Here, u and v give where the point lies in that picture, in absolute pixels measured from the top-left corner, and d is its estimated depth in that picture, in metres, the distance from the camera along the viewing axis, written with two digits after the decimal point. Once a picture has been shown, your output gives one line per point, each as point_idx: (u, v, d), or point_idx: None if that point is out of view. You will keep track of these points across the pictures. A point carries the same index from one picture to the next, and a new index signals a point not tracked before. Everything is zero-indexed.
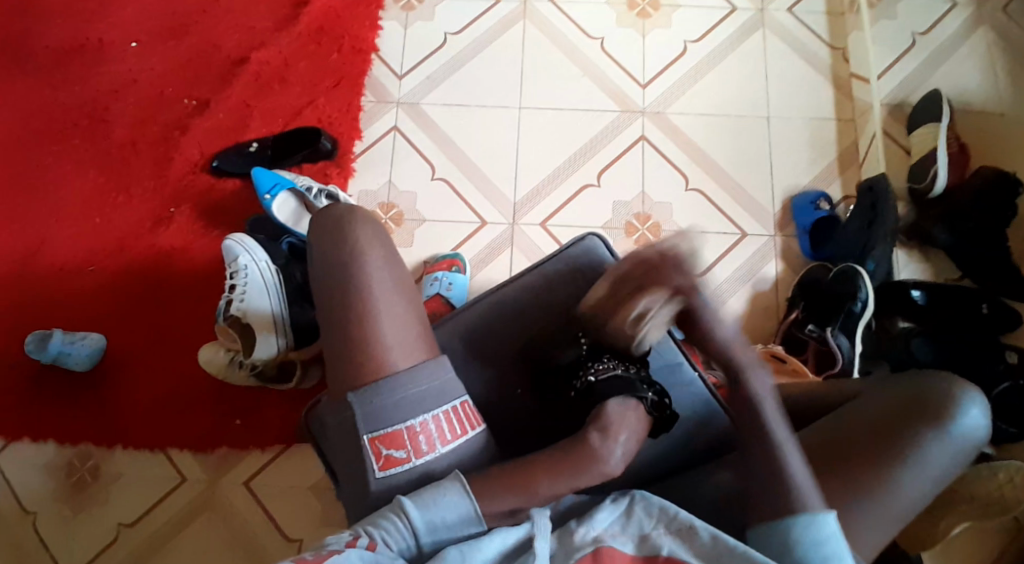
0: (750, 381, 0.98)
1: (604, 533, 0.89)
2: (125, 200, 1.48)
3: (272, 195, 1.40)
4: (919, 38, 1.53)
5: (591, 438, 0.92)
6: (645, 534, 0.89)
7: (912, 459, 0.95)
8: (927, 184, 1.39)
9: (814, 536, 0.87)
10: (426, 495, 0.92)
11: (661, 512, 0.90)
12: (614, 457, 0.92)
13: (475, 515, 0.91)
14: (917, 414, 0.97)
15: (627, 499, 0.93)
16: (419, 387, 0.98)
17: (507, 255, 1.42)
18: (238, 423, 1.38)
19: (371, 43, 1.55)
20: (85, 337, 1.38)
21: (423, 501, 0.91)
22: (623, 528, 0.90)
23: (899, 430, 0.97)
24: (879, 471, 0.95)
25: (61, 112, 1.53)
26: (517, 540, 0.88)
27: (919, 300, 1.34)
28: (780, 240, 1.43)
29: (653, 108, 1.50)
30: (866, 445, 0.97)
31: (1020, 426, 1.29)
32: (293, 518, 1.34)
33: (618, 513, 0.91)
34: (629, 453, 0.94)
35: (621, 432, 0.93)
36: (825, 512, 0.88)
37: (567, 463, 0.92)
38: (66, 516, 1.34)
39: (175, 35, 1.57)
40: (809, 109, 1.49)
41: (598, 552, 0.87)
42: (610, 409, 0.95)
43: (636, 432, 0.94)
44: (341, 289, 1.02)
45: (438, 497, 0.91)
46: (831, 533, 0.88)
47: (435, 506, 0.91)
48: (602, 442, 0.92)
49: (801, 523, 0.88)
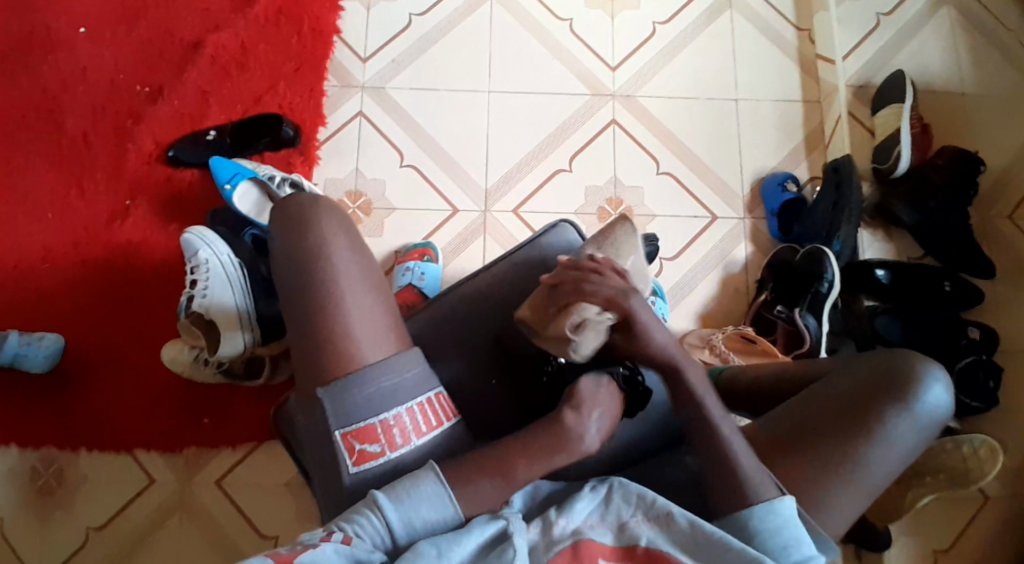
0: (685, 375, 0.94)
1: (583, 524, 0.88)
2: (78, 192, 1.41)
3: (232, 184, 1.35)
4: (884, 18, 1.54)
5: (567, 421, 0.91)
6: (623, 523, 0.89)
7: (878, 437, 0.96)
8: (890, 164, 1.41)
9: (771, 523, 0.90)
10: (399, 487, 0.89)
11: (639, 500, 0.90)
12: (590, 435, 0.91)
13: (455, 515, 0.88)
14: (881, 394, 0.98)
15: (606, 486, 0.91)
16: (391, 378, 0.96)
17: (480, 242, 1.40)
18: (206, 422, 1.34)
19: (332, 26, 1.50)
20: (41, 339, 1.32)
21: (398, 495, 0.88)
22: (601, 517, 0.89)
23: (865, 410, 0.97)
24: (848, 450, 0.96)
25: (5, 100, 1.45)
26: (493, 532, 0.86)
27: (884, 279, 1.37)
28: (749, 222, 1.44)
29: (624, 91, 1.49)
30: (833, 422, 0.98)
31: (984, 400, 1.33)
32: (266, 515, 1.31)
33: (597, 500, 0.90)
34: (606, 430, 0.92)
35: (596, 407, 0.91)
36: (778, 498, 0.90)
37: (546, 449, 0.90)
38: (29, 524, 1.29)
39: (126, 18, 1.50)
40: (777, 90, 1.50)
41: (577, 545, 0.86)
42: (580, 386, 0.92)
43: (615, 410, 0.93)
44: (308, 283, 0.98)
45: (416, 492, 0.88)
46: (789, 519, 0.90)
47: (409, 495, 0.88)
48: (576, 424, 0.91)
49: (759, 512, 0.90)
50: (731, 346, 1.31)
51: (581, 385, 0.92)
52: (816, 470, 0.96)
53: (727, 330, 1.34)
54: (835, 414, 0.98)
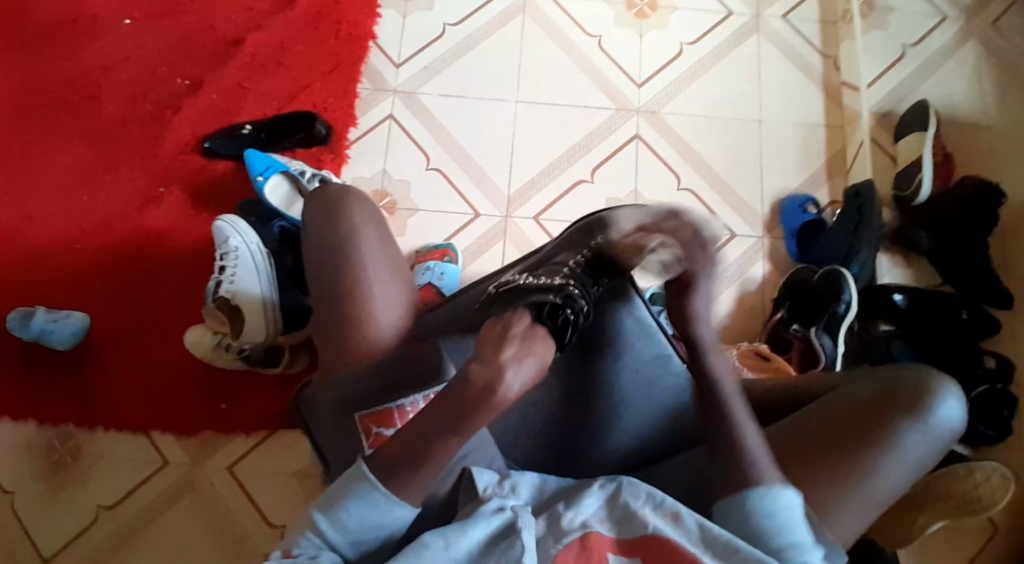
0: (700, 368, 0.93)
1: (592, 518, 0.83)
2: (113, 178, 1.45)
3: (264, 177, 1.39)
4: (909, 49, 1.56)
5: (472, 371, 0.78)
6: (631, 518, 0.84)
7: (889, 448, 0.95)
8: (911, 191, 1.42)
9: (769, 506, 0.84)
10: (336, 495, 0.83)
11: (647, 497, 0.85)
12: (508, 381, 0.78)
13: (396, 501, 0.82)
14: (894, 406, 0.97)
15: (615, 483, 0.87)
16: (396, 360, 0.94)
17: (500, 246, 1.42)
18: (223, 407, 1.35)
19: (369, 31, 1.55)
20: (69, 316, 1.35)
21: (331, 505, 0.82)
22: (609, 514, 0.84)
23: (878, 421, 0.96)
24: (858, 460, 0.95)
25: (52, 88, 1.50)
26: (500, 523, 0.83)
27: (901, 304, 1.37)
28: (768, 242, 1.45)
29: (649, 107, 1.52)
30: (844, 433, 0.96)
31: (998, 428, 1.32)
32: (275, 503, 1.32)
33: (605, 496, 0.86)
34: (535, 376, 0.79)
35: (509, 346, 0.79)
36: (777, 485, 0.85)
37: (466, 405, 0.79)
38: (42, 499, 1.31)
39: (171, 14, 1.55)
40: (802, 114, 1.52)
41: (586, 537, 0.82)
42: (491, 328, 0.81)
43: (541, 350, 0.80)
44: (335, 268, 1.01)
45: (350, 497, 0.82)
46: (788, 505, 0.85)
47: (345, 507, 0.82)
48: (488, 371, 0.78)
49: (754, 495, 0.85)
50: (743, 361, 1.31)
51: (496, 322, 0.82)
52: (824, 481, 0.94)
53: (742, 347, 1.34)
54: (847, 423, 0.97)
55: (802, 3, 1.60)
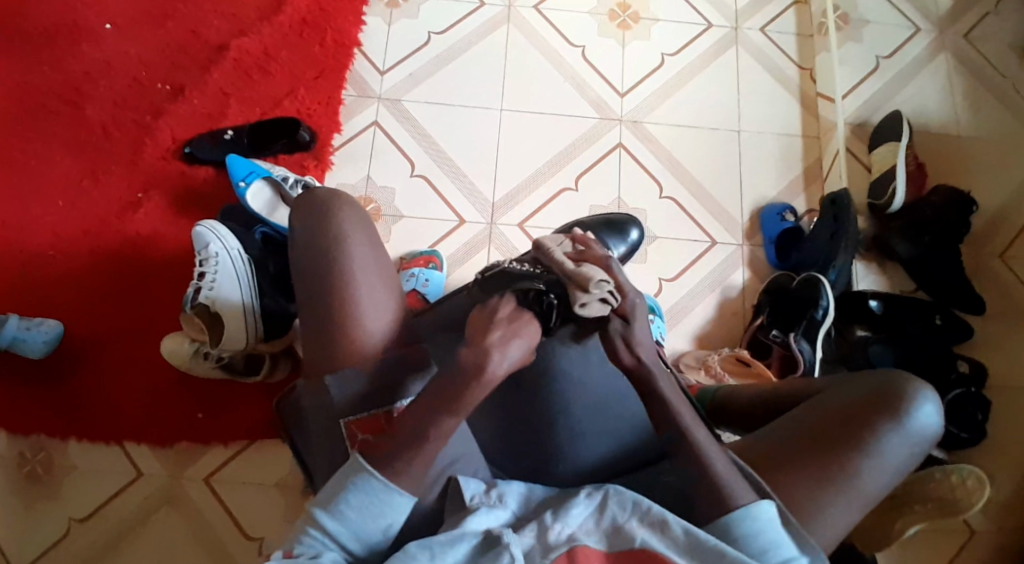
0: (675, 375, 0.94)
1: (579, 530, 0.85)
2: (92, 183, 1.44)
3: (246, 183, 1.39)
4: (884, 61, 1.60)
5: (462, 355, 0.87)
6: (618, 525, 0.86)
7: (870, 454, 0.96)
8: (885, 201, 1.45)
9: (751, 527, 0.87)
10: (334, 491, 0.87)
11: (633, 508, 0.86)
12: (493, 360, 0.86)
13: (392, 491, 0.86)
14: (873, 412, 0.98)
15: (601, 491, 0.88)
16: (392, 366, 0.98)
17: (485, 253, 1.43)
18: (201, 417, 1.34)
19: (354, 38, 1.55)
20: (42, 324, 1.32)
21: (330, 503, 0.87)
22: (596, 523, 0.86)
23: (857, 428, 0.97)
24: (839, 467, 0.95)
25: (29, 91, 1.48)
26: (483, 541, 0.83)
27: (877, 310, 1.39)
28: (747, 249, 1.48)
29: (631, 117, 1.54)
30: (822, 439, 0.98)
31: (971, 431, 1.36)
32: (255, 515, 1.30)
33: (591, 507, 0.87)
34: (521, 355, 0.88)
35: (495, 330, 0.88)
36: (755, 503, 0.88)
37: (455, 389, 0.86)
38: (15, 511, 1.29)
39: (153, 18, 1.54)
40: (780, 125, 1.55)
41: (573, 550, 0.83)
42: (478, 315, 0.90)
43: (527, 333, 0.88)
44: (324, 274, 0.99)
45: (347, 495, 0.86)
46: (769, 522, 0.88)
47: (345, 499, 0.86)
48: (476, 354, 0.86)
49: (737, 517, 0.87)
50: (725, 367, 1.34)
51: (483, 309, 0.90)
52: (804, 487, 0.95)
53: (723, 352, 1.37)
54: (827, 431, 0.98)
55: (780, 17, 1.64)
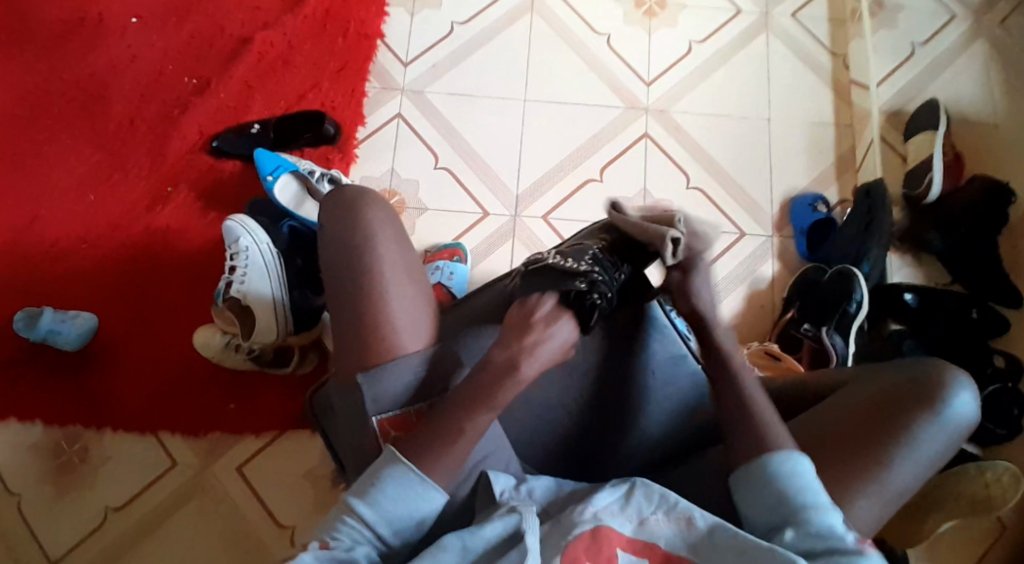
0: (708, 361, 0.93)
1: (603, 510, 0.83)
2: (122, 177, 1.45)
3: (274, 177, 1.39)
4: (919, 47, 1.56)
5: (495, 355, 0.91)
6: (643, 520, 0.83)
7: (905, 444, 0.93)
8: (921, 191, 1.41)
9: (786, 469, 0.85)
10: (369, 480, 0.86)
11: (660, 500, 0.84)
12: (525, 363, 0.89)
13: (429, 482, 0.86)
14: (909, 402, 0.95)
15: (627, 482, 0.86)
16: (421, 369, 0.96)
17: (509, 245, 1.42)
18: (232, 408, 1.35)
19: (377, 30, 1.54)
20: (77, 317, 1.34)
21: (366, 492, 0.85)
22: (622, 509, 0.84)
23: (891, 418, 0.94)
24: (874, 457, 0.92)
25: (60, 86, 1.50)
26: (504, 531, 0.81)
27: (911, 303, 1.37)
28: (778, 241, 1.45)
29: (658, 106, 1.51)
30: (854, 434, 0.94)
31: (1009, 427, 1.32)
32: (286, 503, 1.32)
33: (617, 493, 0.85)
34: (560, 351, 0.92)
35: (532, 331, 0.91)
36: (791, 450, 0.86)
37: (488, 385, 0.89)
38: (53, 500, 1.31)
39: (179, 12, 1.55)
40: (811, 113, 1.52)
41: (598, 529, 0.81)
42: (516, 313, 0.93)
43: (561, 333, 0.92)
44: (353, 271, 0.99)
45: (383, 482, 0.85)
46: (804, 470, 0.85)
47: (381, 489, 0.85)
48: (508, 353, 0.90)
49: (774, 459, 0.86)
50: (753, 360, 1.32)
51: (521, 307, 0.93)
52: (835, 478, 0.92)
53: (753, 346, 1.34)
54: (861, 420, 0.95)
55: (812, 1, 1.60)
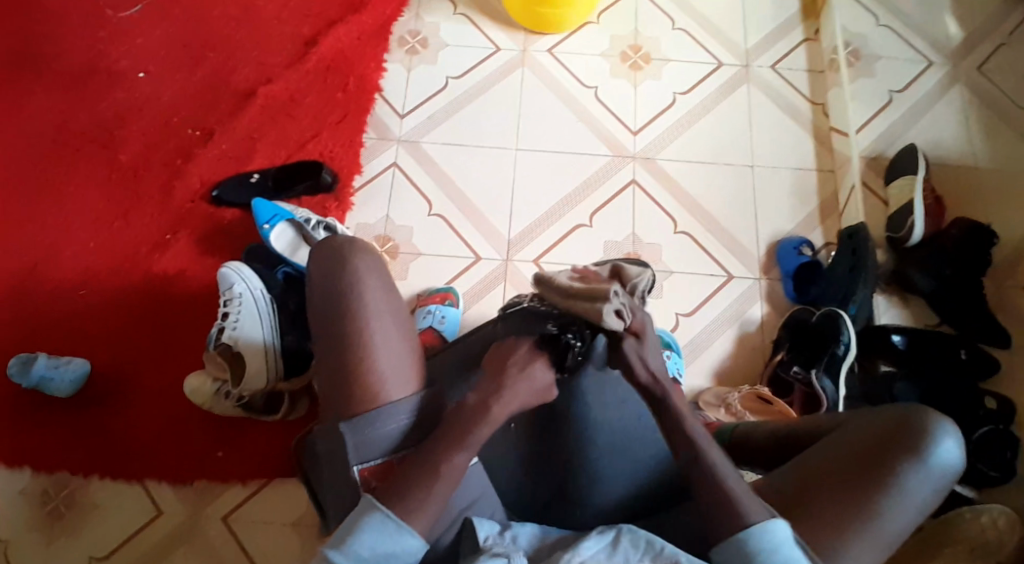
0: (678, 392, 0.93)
1: (590, 559, 0.82)
2: (123, 225, 1.48)
3: (271, 225, 1.42)
4: (897, 95, 1.61)
5: (468, 399, 0.91)
6: None
7: (884, 493, 0.91)
8: (904, 234, 1.44)
9: (767, 543, 0.84)
10: (346, 530, 0.86)
11: (646, 546, 0.83)
12: (502, 405, 0.90)
13: (405, 531, 0.85)
14: (887, 449, 0.93)
15: (613, 529, 0.85)
16: (402, 421, 0.95)
17: (501, 289, 1.44)
18: (219, 455, 1.34)
19: (374, 84, 1.60)
20: (69, 362, 1.35)
21: (340, 542, 0.85)
22: (609, 557, 0.82)
23: (871, 466, 0.93)
24: (854, 508, 0.91)
25: (66, 136, 1.54)
26: None
27: (900, 345, 1.38)
28: (765, 284, 1.47)
29: (645, 153, 1.55)
30: (829, 480, 0.93)
31: (1001, 470, 1.29)
32: (268, 555, 1.30)
33: (604, 541, 0.83)
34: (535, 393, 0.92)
35: (512, 370, 0.92)
36: (772, 518, 0.85)
37: (467, 421, 0.90)
38: (36, 549, 1.29)
39: (184, 67, 1.60)
40: (796, 160, 1.56)
41: None
42: (494, 356, 0.95)
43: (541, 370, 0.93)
44: (339, 316, 0.99)
45: (358, 533, 0.85)
46: (784, 539, 0.84)
47: (357, 538, 0.85)
48: (482, 396, 0.91)
49: (755, 533, 0.84)
50: (746, 405, 1.31)
51: (500, 350, 0.95)
52: (814, 528, 0.91)
53: (743, 389, 1.34)
54: (840, 467, 0.94)
55: (791, 53, 1.66)
